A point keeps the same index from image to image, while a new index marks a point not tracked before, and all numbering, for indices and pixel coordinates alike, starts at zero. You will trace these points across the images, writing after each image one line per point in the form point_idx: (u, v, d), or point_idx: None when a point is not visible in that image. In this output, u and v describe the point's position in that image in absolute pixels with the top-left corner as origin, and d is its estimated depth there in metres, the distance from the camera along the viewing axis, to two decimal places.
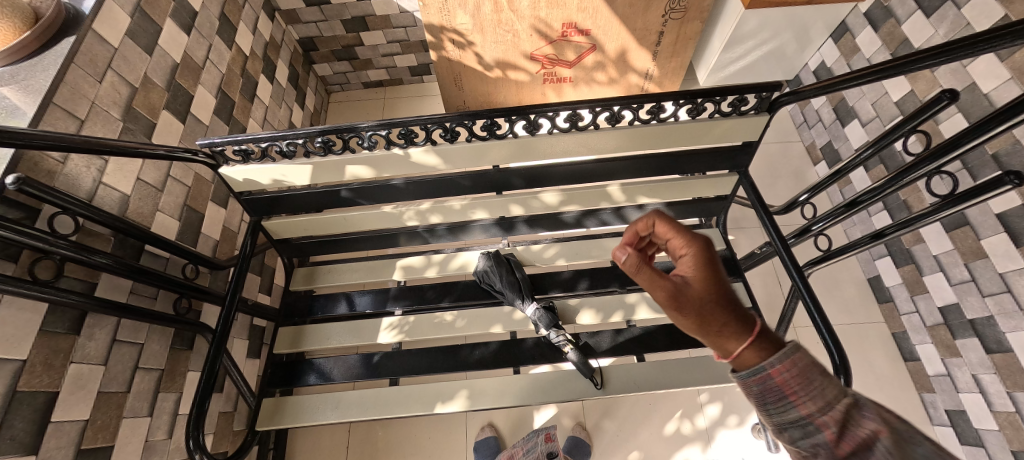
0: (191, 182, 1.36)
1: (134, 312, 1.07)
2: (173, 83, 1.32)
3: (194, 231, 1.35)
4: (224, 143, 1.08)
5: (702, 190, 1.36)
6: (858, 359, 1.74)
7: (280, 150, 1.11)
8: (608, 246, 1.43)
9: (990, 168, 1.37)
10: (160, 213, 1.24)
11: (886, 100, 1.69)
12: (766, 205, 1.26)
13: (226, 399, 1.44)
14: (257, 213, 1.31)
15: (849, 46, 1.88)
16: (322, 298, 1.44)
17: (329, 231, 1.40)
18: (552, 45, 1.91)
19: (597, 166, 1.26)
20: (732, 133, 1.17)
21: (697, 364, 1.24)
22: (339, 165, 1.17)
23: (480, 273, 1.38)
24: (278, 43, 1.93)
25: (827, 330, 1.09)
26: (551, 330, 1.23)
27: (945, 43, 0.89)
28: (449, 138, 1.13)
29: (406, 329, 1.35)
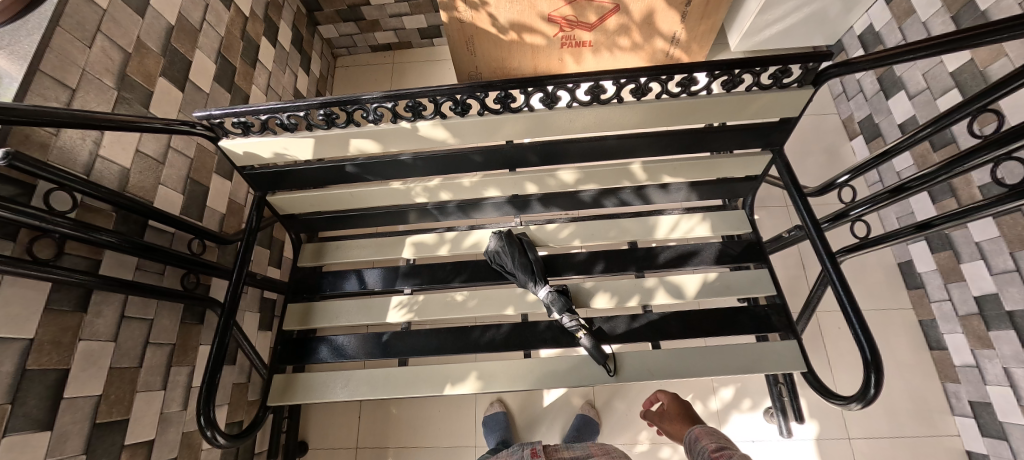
0: (194, 153, 1.31)
1: (140, 289, 1.05)
2: (169, 47, 1.25)
3: (199, 204, 1.32)
4: (222, 115, 1.02)
5: (730, 169, 1.27)
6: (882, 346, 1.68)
7: (281, 122, 1.05)
8: (626, 227, 1.37)
9: None
10: (162, 187, 1.20)
11: (940, 70, 1.56)
12: (801, 188, 1.17)
13: (240, 371, 1.46)
14: (262, 188, 1.27)
15: (903, 8, 1.70)
16: (331, 275, 1.43)
17: (336, 207, 1.35)
18: (571, 6, 1.77)
19: (618, 143, 1.18)
20: (769, 109, 1.07)
21: (714, 353, 1.20)
22: (343, 139, 1.10)
23: (490, 252, 1.32)
24: (279, 3, 1.82)
25: (860, 324, 1.03)
26: (563, 315, 1.19)
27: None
28: (459, 111, 1.05)
29: (415, 308, 1.32)
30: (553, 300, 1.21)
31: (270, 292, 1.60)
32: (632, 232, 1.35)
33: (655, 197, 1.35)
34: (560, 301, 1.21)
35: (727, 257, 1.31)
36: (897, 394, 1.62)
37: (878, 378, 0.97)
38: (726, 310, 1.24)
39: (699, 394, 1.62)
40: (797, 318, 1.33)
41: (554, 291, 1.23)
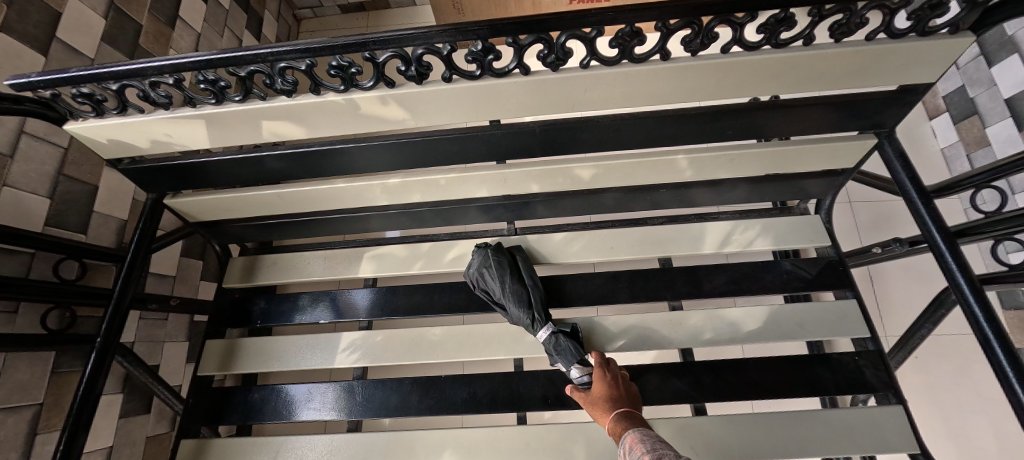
0: (70, 141, 0.97)
1: None
2: None
3: (83, 210, 0.98)
4: (48, 82, 0.66)
5: (810, 161, 0.90)
6: (969, 379, 1.31)
7: (143, 94, 0.69)
8: (660, 238, 1.01)
9: None
10: (10, 190, 0.86)
11: None
12: (922, 186, 0.79)
13: (158, 420, 1.14)
14: (155, 188, 0.92)
15: None
16: (268, 301, 1.10)
17: (268, 213, 1.01)
18: None
19: (655, 124, 0.81)
20: (891, 71, 0.70)
21: (775, 423, 0.87)
22: (248, 120, 0.74)
23: (470, 271, 0.97)
24: None
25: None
26: (571, 369, 0.86)
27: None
28: (414, 76, 0.67)
29: (371, 350, 0.99)
30: (555, 345, 0.88)
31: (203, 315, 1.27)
32: (668, 245, 1.00)
33: (700, 197, 0.99)
34: (566, 349, 0.87)
35: (795, 283, 0.97)
36: (991, 445, 1.25)
37: None
38: (795, 361, 0.91)
39: None
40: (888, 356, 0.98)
41: (559, 333, 0.89)
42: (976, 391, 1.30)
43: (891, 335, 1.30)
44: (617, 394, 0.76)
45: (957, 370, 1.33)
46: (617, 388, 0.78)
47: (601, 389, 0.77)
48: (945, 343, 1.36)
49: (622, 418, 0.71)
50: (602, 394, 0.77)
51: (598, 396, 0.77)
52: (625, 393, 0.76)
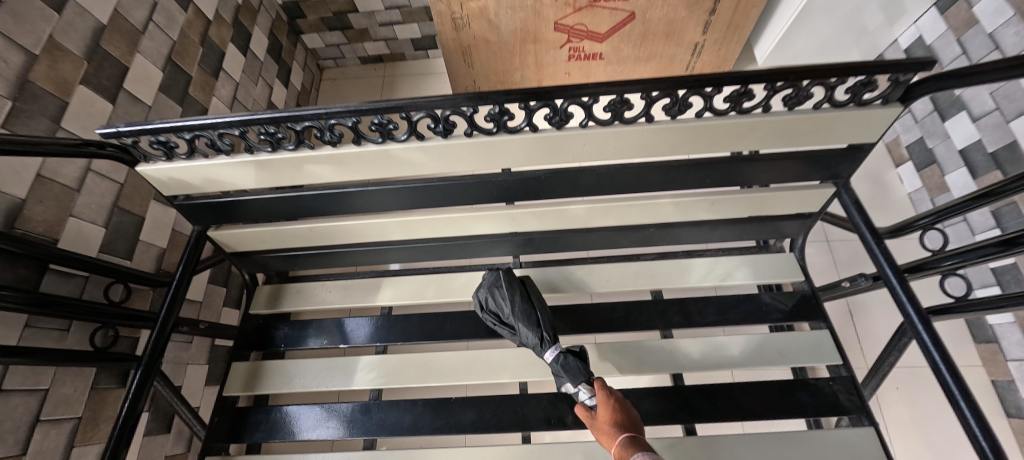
0: (126, 177, 1.08)
1: (22, 356, 0.81)
2: (97, 51, 1.03)
3: (130, 240, 1.08)
4: (133, 131, 0.79)
5: (781, 206, 1.03)
6: (942, 412, 1.38)
7: (211, 143, 0.82)
8: (651, 273, 1.12)
9: None
10: (74, 219, 0.96)
11: (1015, 88, 1.33)
12: (874, 226, 0.92)
13: (176, 440, 1.20)
14: (200, 221, 1.03)
15: (964, 17, 1.44)
16: (289, 326, 1.18)
17: (297, 244, 1.11)
18: (581, 14, 1.61)
19: (643, 172, 0.94)
20: (838, 132, 0.84)
21: (760, 444, 0.95)
22: (295, 165, 0.86)
23: (481, 291, 1.06)
24: (253, 8, 1.63)
25: (976, 419, 0.78)
26: (579, 388, 0.91)
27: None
28: (441, 131, 0.81)
29: (386, 373, 1.07)
30: (563, 362, 0.94)
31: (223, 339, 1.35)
32: (657, 278, 1.11)
33: (685, 236, 1.11)
34: (573, 366, 0.93)
35: (774, 314, 1.07)
36: None
37: None
38: (779, 386, 0.99)
39: None
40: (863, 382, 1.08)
41: (566, 352, 0.95)
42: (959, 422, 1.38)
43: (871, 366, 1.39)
44: (622, 418, 0.82)
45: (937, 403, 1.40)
46: (621, 411, 0.84)
47: (607, 413, 0.83)
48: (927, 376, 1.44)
49: (630, 443, 0.77)
50: (608, 419, 0.83)
51: (604, 422, 0.83)
52: (629, 417, 0.83)
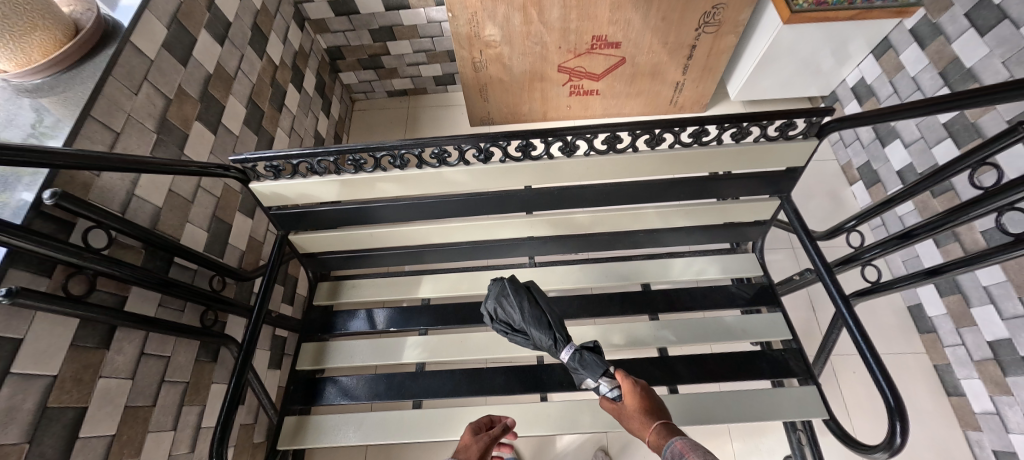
0: (220, 193, 1.34)
1: (159, 326, 1.05)
2: (206, 93, 1.32)
3: (222, 242, 1.34)
4: (256, 158, 1.07)
5: (742, 214, 1.31)
6: None
7: (311, 167, 1.11)
8: (640, 269, 1.39)
9: None
10: (189, 225, 1.22)
11: (933, 121, 1.62)
12: (808, 230, 1.23)
13: (248, 411, 1.43)
14: (284, 227, 1.30)
15: (893, 63, 1.76)
16: (344, 314, 1.44)
17: (356, 246, 1.38)
18: (581, 58, 1.94)
19: (632, 188, 1.23)
20: (773, 159, 1.15)
21: (731, 400, 1.19)
22: (369, 182, 1.15)
23: (491, 303, 1.18)
24: (306, 52, 1.93)
25: (877, 365, 1.05)
26: (601, 381, 1.07)
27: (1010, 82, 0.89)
28: (482, 158, 1.12)
29: (427, 349, 1.32)
30: (582, 360, 1.09)
31: (281, 330, 1.58)
32: (645, 273, 1.38)
33: (668, 240, 1.38)
34: (593, 363, 1.08)
35: (740, 300, 1.34)
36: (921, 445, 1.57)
37: (903, 426, 0.97)
38: (744, 356, 1.24)
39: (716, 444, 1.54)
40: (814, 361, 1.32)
41: (581, 348, 1.11)
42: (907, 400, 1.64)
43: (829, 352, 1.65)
44: (650, 408, 0.96)
45: None
46: (647, 401, 0.98)
47: (636, 404, 0.97)
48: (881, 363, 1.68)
49: (664, 430, 0.90)
50: (638, 409, 0.97)
51: (634, 412, 0.97)
52: (655, 406, 0.97)
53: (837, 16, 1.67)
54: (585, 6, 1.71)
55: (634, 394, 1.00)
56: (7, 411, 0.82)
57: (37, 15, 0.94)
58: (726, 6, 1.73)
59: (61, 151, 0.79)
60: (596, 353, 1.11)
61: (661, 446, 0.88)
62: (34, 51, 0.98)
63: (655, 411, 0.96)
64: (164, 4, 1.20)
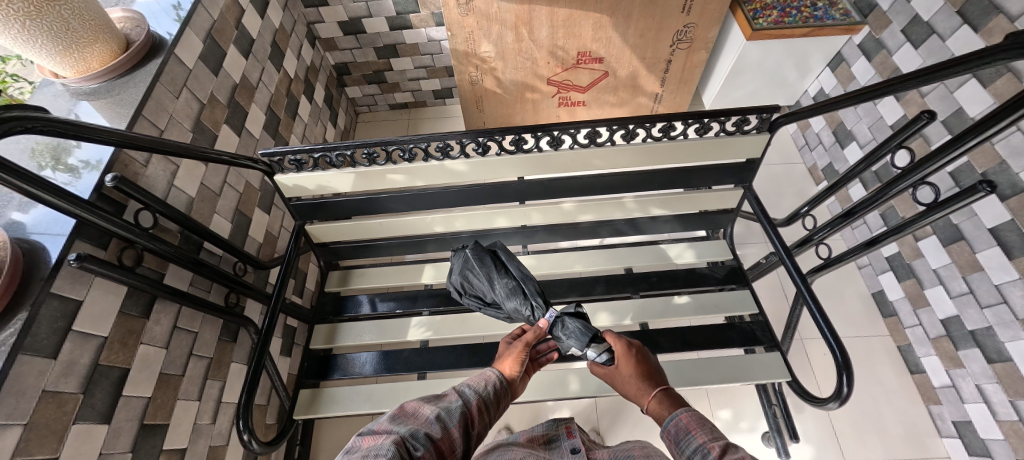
0: (242, 189, 1.48)
1: (192, 300, 1.14)
2: (233, 100, 1.49)
3: (244, 233, 1.47)
4: (281, 153, 1.22)
5: (710, 202, 1.48)
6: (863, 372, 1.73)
7: (330, 160, 1.26)
8: (622, 254, 1.55)
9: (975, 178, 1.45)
10: (216, 215, 1.36)
11: (881, 124, 1.79)
12: (770, 217, 1.39)
13: (263, 393, 1.48)
14: (302, 217, 1.45)
15: (845, 74, 1.96)
16: (353, 299, 1.57)
17: (365, 236, 1.52)
18: (568, 71, 2.13)
19: (612, 178, 1.39)
20: (734, 151, 1.32)
21: (704, 365, 1.35)
22: (381, 174, 1.32)
23: (460, 278, 1.28)
24: (316, 68, 2.12)
25: (835, 340, 1.15)
26: (588, 349, 1.05)
27: (932, 66, 0.96)
28: (480, 151, 1.28)
29: (433, 327, 1.46)
30: (566, 328, 1.10)
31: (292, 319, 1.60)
32: (627, 257, 1.54)
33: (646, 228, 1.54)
34: (578, 331, 1.08)
35: (712, 279, 1.49)
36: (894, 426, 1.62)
37: (849, 378, 1.10)
38: (715, 327, 1.40)
39: None
40: (781, 339, 1.37)
41: (562, 314, 1.13)
42: (878, 382, 1.71)
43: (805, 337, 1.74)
44: (649, 375, 0.93)
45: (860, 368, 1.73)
46: (646, 368, 0.95)
47: (636, 373, 0.94)
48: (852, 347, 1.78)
49: (665, 399, 0.87)
50: (637, 377, 0.93)
51: (632, 378, 0.94)
52: (654, 373, 0.94)
53: (793, 33, 1.88)
54: (570, 25, 1.91)
55: (633, 360, 0.96)
56: (68, 364, 0.94)
57: (99, 29, 1.10)
58: (695, 24, 1.94)
59: (112, 130, 0.91)
60: (581, 322, 1.10)
61: (661, 414, 0.85)
62: (93, 60, 1.13)
63: (653, 378, 0.93)
64: (201, 22, 1.38)
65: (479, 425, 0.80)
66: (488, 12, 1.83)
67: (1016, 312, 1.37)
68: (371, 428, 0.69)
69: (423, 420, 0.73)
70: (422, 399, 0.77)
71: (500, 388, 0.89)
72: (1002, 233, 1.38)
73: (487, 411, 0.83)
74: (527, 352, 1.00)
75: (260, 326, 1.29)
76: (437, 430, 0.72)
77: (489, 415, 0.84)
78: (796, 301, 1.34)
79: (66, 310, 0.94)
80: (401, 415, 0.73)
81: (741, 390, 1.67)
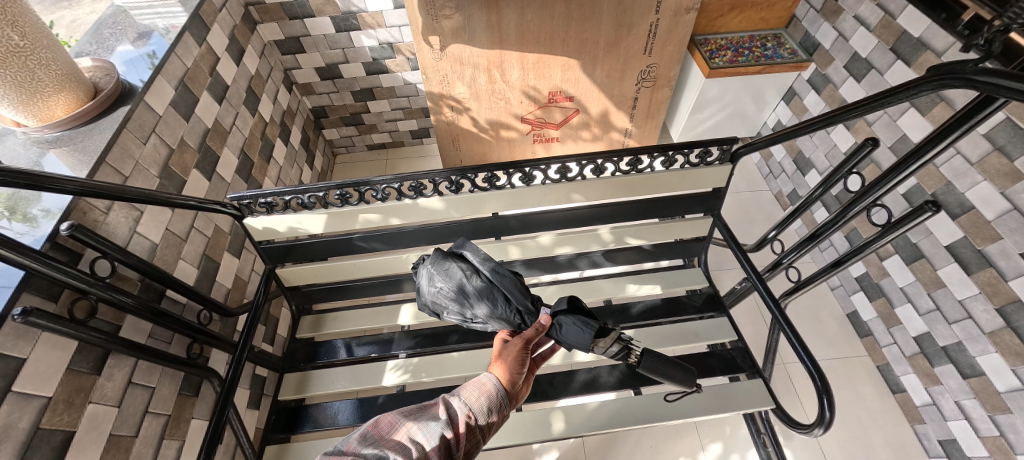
0: (211, 233, 1.44)
1: (150, 353, 1.07)
2: (204, 145, 1.47)
3: (210, 279, 1.42)
4: (252, 196, 1.21)
5: (682, 231, 1.52)
6: (848, 395, 1.72)
7: (301, 201, 1.25)
8: (601, 286, 1.55)
9: (923, 195, 1.54)
10: (181, 261, 1.31)
11: (836, 151, 1.88)
12: (740, 244, 1.42)
13: (226, 451, 1.37)
14: (273, 260, 1.41)
15: (799, 107, 2.09)
16: (326, 344, 1.50)
17: (339, 278, 1.49)
18: (541, 109, 2.20)
19: (587, 210, 1.42)
20: (700, 181, 1.36)
21: (686, 397, 1.33)
22: (354, 214, 1.31)
23: (431, 297, 1.16)
24: (293, 111, 2.13)
25: (811, 361, 1.16)
26: (603, 344, 1.08)
27: (872, 95, 1.03)
28: (454, 189, 1.29)
29: (411, 370, 1.41)
30: (565, 329, 1.05)
31: (262, 368, 1.52)
32: (606, 289, 1.54)
33: (622, 258, 1.56)
34: (583, 335, 1.03)
35: (691, 307, 1.50)
36: (882, 448, 1.61)
37: (830, 402, 1.09)
38: (696, 356, 1.41)
39: (689, 453, 1.58)
40: (762, 365, 1.37)
41: (556, 313, 1.07)
42: (862, 404, 1.70)
43: (787, 361, 1.75)
44: None
45: (843, 390, 1.73)
46: None
47: None
48: (832, 370, 1.78)
49: None
50: None
51: None
52: None
53: (748, 71, 2.00)
54: (540, 67, 1.99)
55: None
56: (4, 428, 0.86)
57: (66, 79, 1.09)
58: (658, 64, 2.05)
59: (73, 179, 0.89)
60: (577, 318, 1.04)
61: None
62: (58, 108, 1.11)
63: None
64: (173, 70, 1.39)
65: (461, 444, 0.85)
66: (460, 56, 1.90)
67: (982, 327, 1.39)
68: (341, 448, 0.78)
69: (395, 440, 0.80)
70: (400, 414, 0.86)
71: (493, 406, 0.91)
72: (958, 250, 1.43)
73: (473, 430, 0.88)
74: (525, 357, 1.01)
75: (223, 378, 1.22)
76: (408, 454, 0.79)
77: (477, 433, 0.89)
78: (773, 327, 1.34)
79: (6, 369, 0.87)
80: (374, 437, 0.81)
81: (729, 419, 1.63)
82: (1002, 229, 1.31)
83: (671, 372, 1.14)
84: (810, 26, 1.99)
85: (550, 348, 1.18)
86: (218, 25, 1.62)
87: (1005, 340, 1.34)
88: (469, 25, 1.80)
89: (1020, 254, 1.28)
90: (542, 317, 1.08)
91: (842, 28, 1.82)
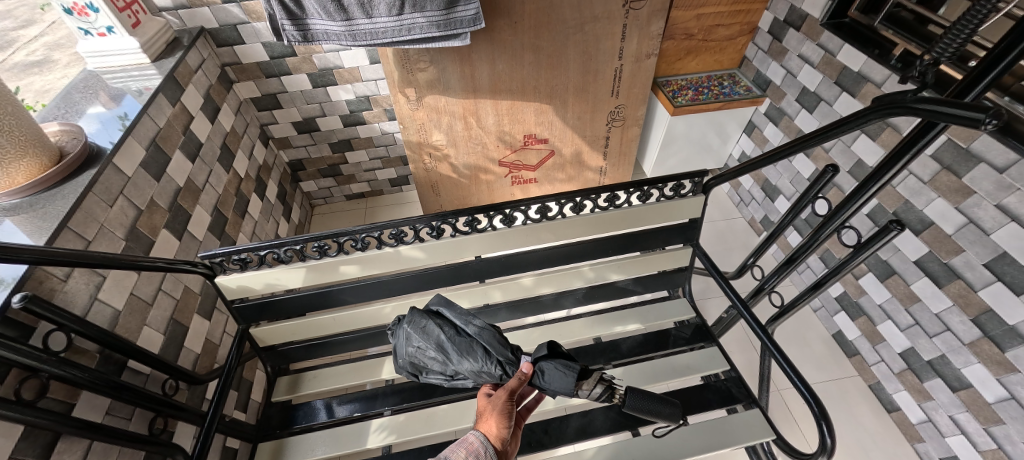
0: (180, 295, 1.37)
1: (106, 433, 0.97)
2: (175, 204, 1.44)
3: (178, 344, 1.33)
4: (225, 253, 1.16)
5: (664, 263, 1.53)
6: (845, 417, 1.70)
7: (277, 256, 1.21)
8: (588, 323, 1.52)
9: (886, 214, 1.61)
10: (146, 327, 1.23)
11: (799, 177, 1.98)
12: (721, 271, 1.44)
13: None
14: (247, 320, 1.35)
15: (759, 138, 2.20)
16: (304, 407, 1.40)
17: (317, 334, 1.42)
18: (516, 153, 2.25)
19: (568, 249, 1.43)
20: (676, 212, 1.40)
21: (687, 433, 1.29)
22: (333, 265, 1.28)
23: (410, 358, 1.11)
24: (269, 166, 2.12)
25: (804, 385, 1.15)
26: (586, 386, 1.06)
27: (827, 125, 1.09)
28: (435, 234, 1.28)
29: (396, 429, 1.33)
30: (548, 375, 1.03)
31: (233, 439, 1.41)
32: (594, 328, 1.52)
33: (608, 294, 1.55)
34: (566, 379, 1.01)
35: (681, 340, 1.48)
36: None
37: (829, 427, 1.07)
38: (690, 391, 1.38)
39: None
40: (759, 393, 1.35)
41: (537, 359, 1.05)
42: (859, 426, 1.68)
43: (781, 388, 1.73)
44: None
45: (840, 414, 1.71)
46: None
47: None
48: (825, 392, 1.77)
49: None
50: None
51: None
52: None
53: (709, 107, 2.12)
54: (514, 112, 2.06)
55: None
56: None
57: (29, 144, 1.06)
58: (625, 105, 2.15)
59: (28, 247, 0.84)
60: (559, 363, 1.03)
61: None
62: (19, 174, 1.07)
63: None
64: (145, 131, 1.37)
65: None
66: (436, 106, 1.95)
67: (961, 338, 1.42)
68: None
69: None
70: None
71: None
72: (926, 264, 1.49)
73: None
74: (512, 410, 0.99)
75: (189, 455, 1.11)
76: None
77: None
78: (764, 353, 1.34)
79: None
80: None
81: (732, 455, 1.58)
82: (963, 241, 1.37)
83: (659, 407, 1.10)
84: (760, 65, 2.14)
85: (533, 398, 1.14)
86: (193, 86, 1.63)
87: (985, 350, 1.36)
88: (443, 77, 1.87)
89: (983, 265, 1.33)
90: (524, 365, 1.04)
91: (789, 66, 1.96)
